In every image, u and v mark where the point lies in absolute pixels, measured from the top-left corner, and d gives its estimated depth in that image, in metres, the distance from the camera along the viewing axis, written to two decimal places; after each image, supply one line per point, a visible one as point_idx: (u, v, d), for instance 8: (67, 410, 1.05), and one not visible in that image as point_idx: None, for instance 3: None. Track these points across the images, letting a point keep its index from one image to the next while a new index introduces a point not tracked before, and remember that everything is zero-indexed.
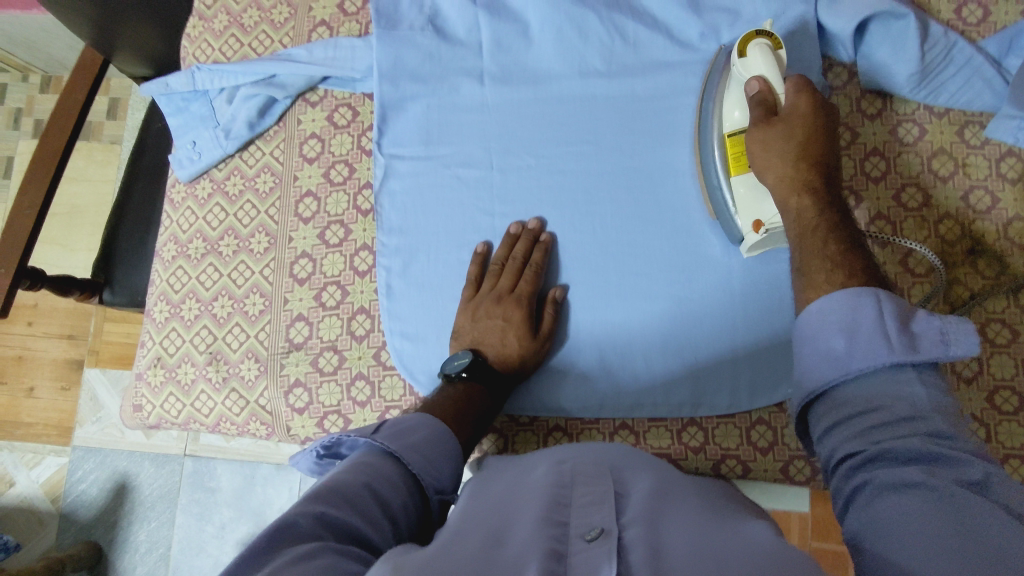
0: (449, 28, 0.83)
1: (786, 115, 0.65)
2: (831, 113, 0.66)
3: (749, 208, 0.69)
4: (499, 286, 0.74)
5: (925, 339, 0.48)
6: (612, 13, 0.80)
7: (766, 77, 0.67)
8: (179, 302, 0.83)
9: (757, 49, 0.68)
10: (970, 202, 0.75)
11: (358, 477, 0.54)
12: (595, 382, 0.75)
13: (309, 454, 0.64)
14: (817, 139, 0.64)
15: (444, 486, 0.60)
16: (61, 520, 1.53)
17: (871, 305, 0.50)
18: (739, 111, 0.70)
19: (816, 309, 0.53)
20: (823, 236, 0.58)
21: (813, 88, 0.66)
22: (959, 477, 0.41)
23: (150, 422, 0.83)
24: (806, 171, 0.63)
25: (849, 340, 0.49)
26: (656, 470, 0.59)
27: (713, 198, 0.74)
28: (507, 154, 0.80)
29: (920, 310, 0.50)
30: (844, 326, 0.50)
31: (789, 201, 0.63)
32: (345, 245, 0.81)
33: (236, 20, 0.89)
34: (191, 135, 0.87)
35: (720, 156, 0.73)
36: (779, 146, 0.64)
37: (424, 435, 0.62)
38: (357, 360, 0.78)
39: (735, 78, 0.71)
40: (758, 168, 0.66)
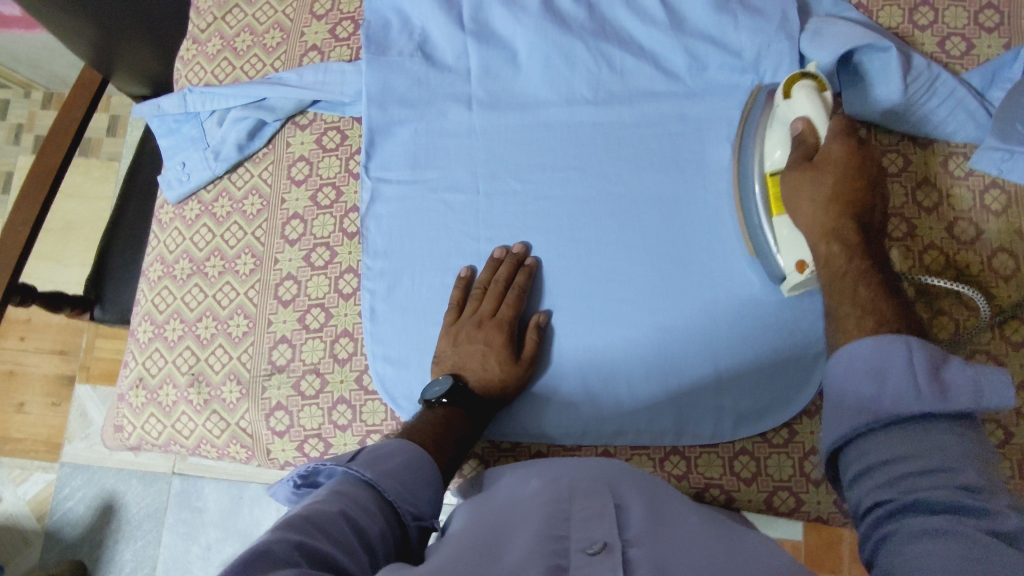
0: (439, 54, 0.84)
1: (819, 161, 0.65)
2: (870, 155, 0.65)
3: (791, 248, 0.69)
4: (481, 310, 0.74)
5: (957, 390, 0.48)
6: (599, 42, 0.81)
7: (811, 119, 0.67)
8: (163, 323, 0.83)
9: (803, 92, 0.68)
10: (955, 233, 0.75)
11: (334, 505, 0.53)
12: (579, 409, 0.75)
13: (287, 484, 0.63)
14: (850, 183, 0.64)
15: (421, 514, 0.60)
16: (46, 538, 1.51)
17: (903, 353, 0.50)
18: (780, 151, 0.70)
19: (848, 352, 0.53)
20: (852, 283, 0.59)
21: (851, 133, 0.65)
22: (985, 526, 0.42)
23: (131, 443, 0.83)
24: (835, 218, 0.63)
25: (877, 387, 0.50)
26: (655, 490, 0.60)
27: (753, 237, 0.73)
28: (493, 179, 0.80)
29: (954, 358, 0.50)
30: (871, 370, 0.51)
31: (819, 246, 0.64)
32: (330, 267, 0.81)
33: (230, 44, 0.90)
34: (181, 157, 0.87)
35: (761, 196, 0.73)
36: (809, 194, 0.65)
37: (401, 461, 0.61)
38: (339, 383, 0.78)
39: (779, 117, 0.71)
40: (791, 211, 0.67)
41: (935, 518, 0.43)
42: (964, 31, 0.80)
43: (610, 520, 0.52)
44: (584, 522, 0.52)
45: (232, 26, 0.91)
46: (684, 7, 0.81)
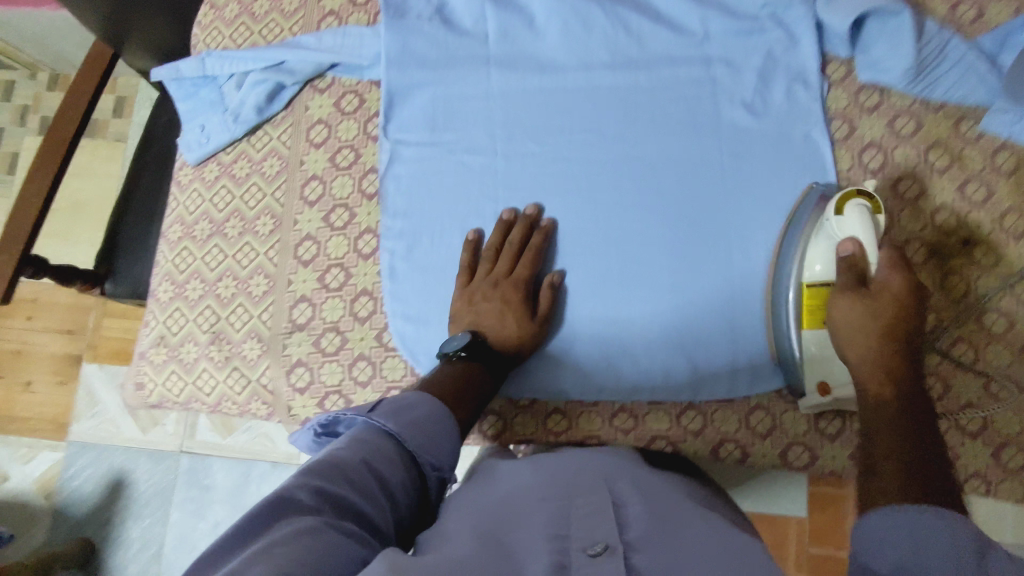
0: (457, 19, 0.85)
1: (877, 292, 0.63)
2: (924, 294, 0.64)
3: (818, 368, 0.69)
4: (497, 270, 0.76)
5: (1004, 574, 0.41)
6: (616, 7, 0.82)
7: (861, 240, 0.65)
8: (184, 283, 0.84)
9: (856, 211, 0.66)
10: (966, 194, 0.76)
11: (357, 452, 0.54)
12: (596, 366, 0.76)
13: (308, 432, 0.63)
14: (904, 321, 0.62)
15: (441, 464, 0.60)
16: (54, 516, 1.52)
17: (945, 532, 0.44)
18: (820, 266, 0.68)
19: (884, 522, 0.47)
20: (897, 436, 0.56)
21: (909, 268, 0.63)
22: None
23: (151, 402, 0.84)
24: (887, 353, 0.62)
25: (915, 557, 0.43)
26: (649, 485, 0.62)
27: (778, 342, 0.72)
28: (510, 141, 0.81)
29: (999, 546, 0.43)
30: (910, 538, 0.45)
31: (868, 386, 0.62)
32: (349, 228, 0.82)
33: (247, 9, 0.91)
34: (201, 119, 0.88)
35: (794, 309, 0.70)
36: (864, 326, 0.63)
37: (423, 413, 0.61)
38: (359, 341, 0.79)
39: (824, 232, 0.68)
40: (838, 341, 0.65)
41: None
42: None
43: (608, 519, 0.53)
44: (583, 519, 0.53)
45: None
46: None
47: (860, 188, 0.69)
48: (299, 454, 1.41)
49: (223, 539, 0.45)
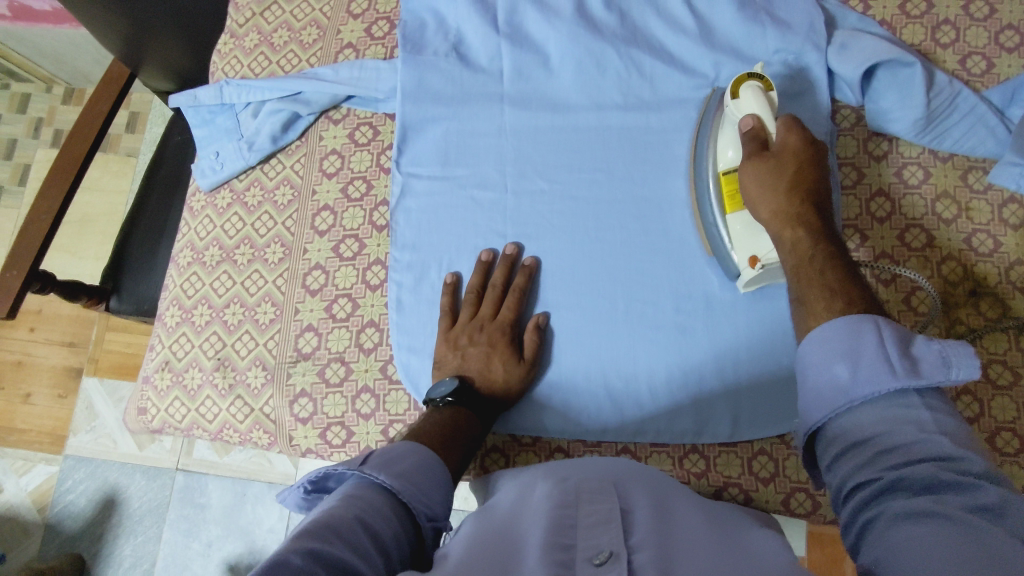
0: (472, 55, 0.86)
1: (779, 151, 0.67)
2: (821, 148, 0.67)
3: (745, 242, 0.71)
4: (480, 313, 0.76)
5: (925, 364, 0.49)
6: (630, 49, 0.83)
7: (758, 116, 0.70)
8: (191, 308, 0.84)
9: (750, 92, 0.71)
10: (973, 245, 0.76)
11: (349, 511, 0.53)
12: (599, 405, 0.76)
13: (296, 490, 0.62)
14: (807, 172, 0.65)
15: (435, 514, 0.60)
16: (46, 530, 1.50)
17: (872, 334, 0.51)
18: (732, 150, 0.73)
19: (817, 338, 0.53)
20: (819, 267, 0.59)
21: (804, 126, 0.68)
22: (966, 502, 0.42)
23: (153, 426, 0.84)
24: (799, 206, 0.64)
25: (850, 370, 0.50)
26: (658, 489, 0.62)
27: (709, 234, 0.76)
28: (521, 178, 0.82)
29: (919, 335, 0.51)
30: (845, 348, 0.51)
31: (784, 233, 0.64)
32: (358, 259, 0.83)
33: (267, 39, 0.93)
34: (215, 146, 0.89)
35: (716, 197, 0.75)
36: (771, 181, 0.66)
37: (412, 462, 0.61)
38: (364, 373, 0.79)
39: (729, 120, 0.74)
40: (753, 202, 0.67)
41: (918, 498, 0.44)
42: (985, 50, 0.81)
43: (613, 526, 0.53)
44: (589, 529, 0.53)
45: (269, 22, 0.94)
46: (712, 17, 0.83)
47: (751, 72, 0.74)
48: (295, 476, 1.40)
49: None
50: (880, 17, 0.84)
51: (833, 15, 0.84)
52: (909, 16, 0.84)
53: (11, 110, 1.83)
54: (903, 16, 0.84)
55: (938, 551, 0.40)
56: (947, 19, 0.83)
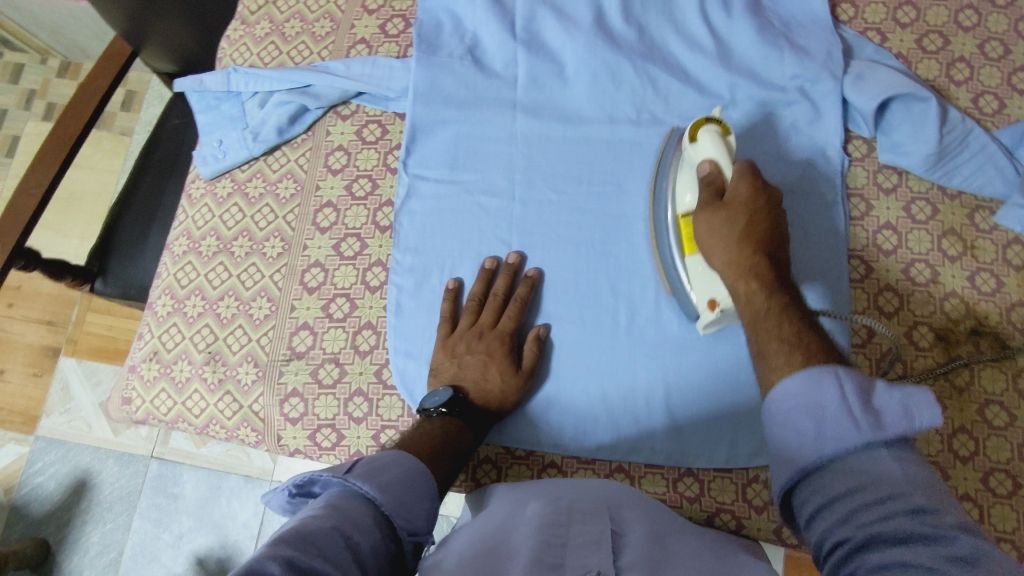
0: (487, 59, 0.85)
1: (730, 202, 0.65)
2: (775, 195, 0.66)
3: (704, 286, 0.69)
4: (480, 321, 0.75)
5: (888, 414, 0.47)
6: (647, 65, 0.83)
7: (714, 160, 0.68)
8: (184, 298, 0.82)
9: (707, 135, 0.70)
10: (976, 284, 0.76)
11: (328, 520, 0.51)
12: (595, 423, 0.75)
13: (281, 492, 0.61)
14: (760, 221, 0.63)
15: (416, 529, 0.58)
16: (11, 512, 1.46)
17: (834, 386, 0.49)
18: (689, 196, 0.71)
19: (780, 393, 0.52)
20: (777, 319, 0.58)
21: (757, 174, 0.66)
22: (945, 556, 0.40)
23: (137, 416, 0.81)
24: (749, 257, 0.62)
25: (816, 425, 0.49)
26: (651, 519, 0.62)
27: (668, 275, 0.75)
28: (530, 187, 0.81)
29: (879, 383, 0.49)
30: (807, 407, 0.50)
31: (738, 286, 0.62)
32: (359, 259, 0.81)
33: (278, 29, 0.91)
34: (218, 134, 0.87)
35: (674, 236, 0.73)
36: (723, 233, 0.64)
37: (397, 474, 0.59)
38: (358, 375, 0.77)
39: (686, 161, 0.73)
40: (707, 252, 0.66)
41: (894, 551, 0.41)
42: (997, 90, 0.82)
43: (604, 547, 0.53)
44: (579, 549, 0.53)
45: (282, 12, 0.92)
46: (731, 40, 0.83)
47: (711, 114, 0.73)
48: (272, 472, 1.38)
49: None
50: (896, 50, 0.84)
51: (850, 45, 0.84)
52: (925, 51, 0.84)
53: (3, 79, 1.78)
54: (919, 50, 0.84)
55: None
56: (962, 56, 0.83)
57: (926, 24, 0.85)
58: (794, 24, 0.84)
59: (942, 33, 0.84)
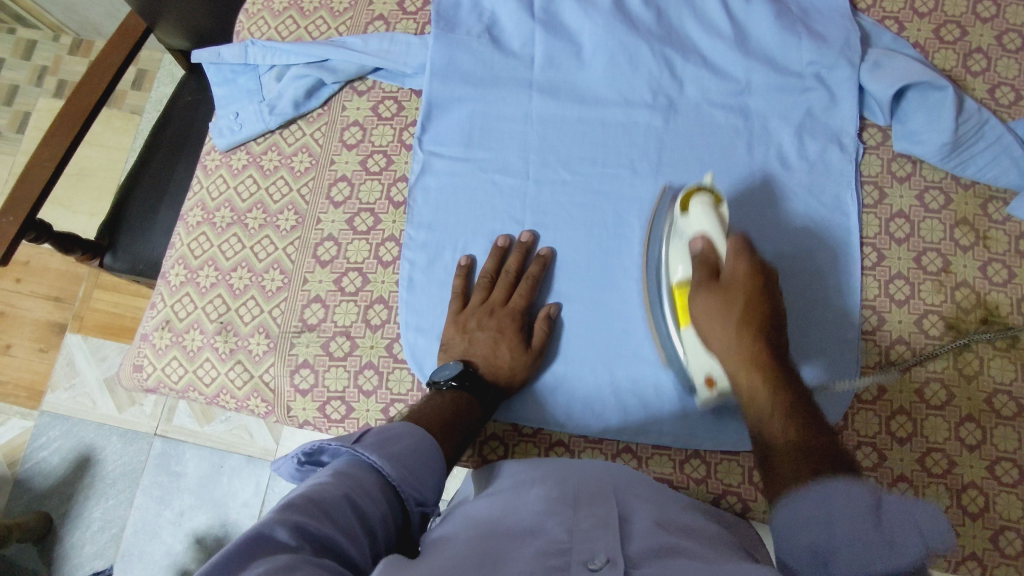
0: (505, 38, 0.85)
1: (727, 284, 0.64)
2: (772, 275, 0.65)
3: (700, 360, 0.68)
4: (492, 299, 0.75)
5: (900, 525, 0.51)
6: (664, 48, 0.83)
7: (708, 234, 0.68)
8: (197, 269, 0.82)
9: (699, 208, 0.69)
10: (988, 274, 0.77)
11: (338, 488, 0.52)
12: (602, 402, 0.75)
13: (290, 460, 0.61)
14: (759, 304, 0.62)
15: (425, 499, 0.59)
16: (15, 485, 1.47)
17: (850, 500, 0.51)
18: (682, 268, 0.70)
19: (795, 500, 0.53)
20: (780, 425, 0.58)
21: (753, 252, 0.65)
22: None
23: (147, 385, 0.82)
24: (750, 345, 0.61)
25: (835, 539, 0.50)
26: (656, 504, 0.61)
27: (663, 345, 0.73)
28: (544, 167, 0.81)
29: (889, 495, 0.53)
30: (824, 517, 0.51)
31: (740, 379, 0.61)
32: (372, 233, 0.81)
33: (296, 4, 0.91)
34: (235, 107, 0.87)
35: (669, 308, 0.72)
36: (720, 318, 0.63)
37: (409, 444, 0.59)
38: (369, 349, 0.77)
39: (678, 234, 0.72)
40: (703, 333, 0.65)
41: None
42: (1014, 82, 0.82)
43: (611, 531, 0.53)
44: (586, 533, 0.53)
45: None
46: (749, 25, 0.83)
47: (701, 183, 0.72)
48: (275, 451, 1.38)
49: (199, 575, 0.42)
50: (914, 39, 0.84)
51: (868, 33, 0.84)
52: (942, 41, 0.84)
53: (15, 55, 1.78)
54: (936, 40, 0.84)
55: None
56: (980, 47, 0.83)
57: (944, 14, 0.85)
58: (812, 11, 0.83)
59: (960, 23, 0.84)
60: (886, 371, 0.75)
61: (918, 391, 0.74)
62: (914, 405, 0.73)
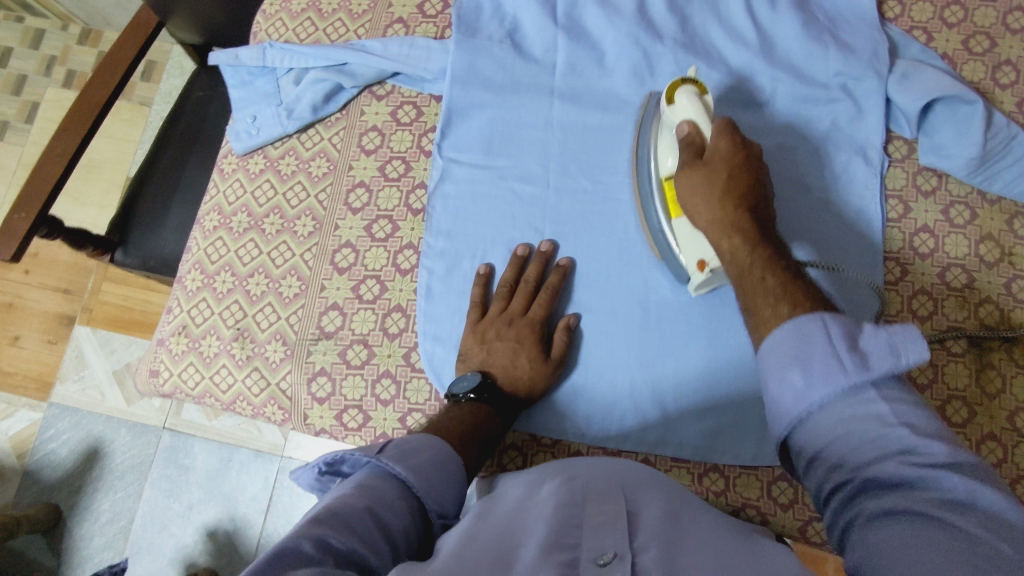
0: (527, 43, 0.84)
1: (709, 159, 0.64)
2: (757, 151, 0.64)
3: (690, 248, 0.70)
4: (511, 308, 0.74)
5: (874, 356, 0.47)
6: (688, 56, 0.81)
7: (693, 120, 0.68)
8: (214, 274, 0.82)
9: (684, 96, 0.69)
10: (1012, 291, 0.76)
11: (360, 500, 0.51)
12: (622, 414, 0.75)
13: (310, 470, 0.61)
14: (742, 175, 0.62)
15: (445, 511, 0.58)
16: (23, 477, 1.47)
17: (819, 332, 0.49)
18: (671, 158, 0.70)
19: (769, 347, 0.51)
20: (761, 275, 0.57)
21: (736, 131, 0.64)
22: (933, 497, 0.41)
23: (163, 389, 0.82)
24: (732, 213, 0.61)
25: (805, 377, 0.48)
26: (670, 493, 0.58)
27: (656, 240, 0.75)
28: (565, 175, 0.80)
29: (866, 325, 0.49)
30: (795, 355, 0.50)
31: (722, 244, 0.61)
32: (390, 241, 0.81)
33: (315, 5, 0.90)
34: (252, 110, 0.87)
35: (661, 201, 0.73)
36: (702, 190, 0.63)
37: (428, 456, 0.59)
38: (387, 358, 0.77)
39: (665, 125, 0.72)
40: (688, 212, 0.65)
41: (889, 495, 0.42)
42: None
43: (622, 528, 0.50)
44: (596, 529, 0.50)
45: None
46: (775, 33, 0.82)
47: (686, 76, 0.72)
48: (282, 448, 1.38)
49: None
50: (942, 50, 0.83)
51: (895, 43, 0.82)
52: (971, 52, 0.82)
53: (24, 44, 1.77)
54: (965, 51, 0.83)
55: (915, 552, 0.38)
56: (1009, 59, 0.82)
57: (973, 25, 0.83)
58: (839, 20, 0.82)
59: (990, 34, 0.83)
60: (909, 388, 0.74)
61: (940, 408, 0.73)
62: None
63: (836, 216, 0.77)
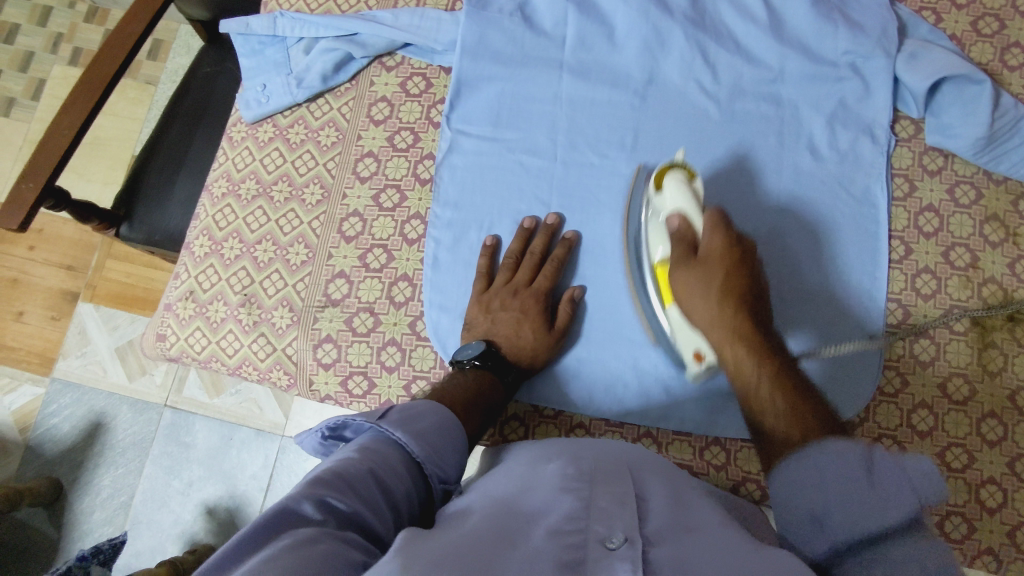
0: (537, 17, 0.84)
1: (704, 256, 0.64)
2: (749, 244, 0.65)
3: (687, 336, 0.68)
4: (516, 280, 0.75)
5: (890, 484, 0.49)
6: (698, 33, 0.82)
7: (683, 211, 0.68)
8: (221, 240, 0.82)
9: (673, 184, 0.69)
10: (1016, 271, 0.76)
11: (365, 462, 0.52)
12: (625, 386, 0.75)
13: (314, 434, 0.61)
14: (738, 277, 0.62)
15: (448, 477, 0.59)
16: (26, 452, 1.48)
17: (837, 458, 0.51)
18: (662, 247, 0.71)
19: (785, 475, 0.54)
20: (769, 397, 0.58)
21: (729, 225, 0.65)
22: None
23: (169, 354, 0.82)
24: (730, 319, 0.61)
25: (823, 501, 0.51)
26: (675, 483, 0.58)
27: (651, 323, 0.74)
28: (572, 149, 0.80)
29: (885, 454, 0.51)
30: (812, 480, 0.52)
31: (724, 350, 0.62)
32: (398, 211, 0.81)
33: None
34: (262, 79, 0.87)
35: (654, 284, 0.72)
36: (699, 294, 0.63)
37: (432, 422, 0.59)
38: (392, 325, 0.77)
39: (655, 210, 0.72)
40: (687, 311, 0.65)
41: None
42: None
43: (629, 510, 0.50)
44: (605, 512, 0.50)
45: None
46: (785, 12, 0.82)
47: (675, 160, 0.73)
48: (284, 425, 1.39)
49: (218, 556, 0.43)
50: (950, 32, 0.83)
51: (905, 23, 0.83)
52: (980, 34, 0.83)
53: (31, 21, 1.78)
54: (974, 33, 0.83)
55: None
56: (1017, 41, 0.82)
57: (983, 7, 0.83)
58: None
59: (999, 16, 0.83)
60: (910, 365, 0.74)
61: (941, 385, 0.73)
62: (936, 399, 0.73)
63: (842, 195, 0.78)
